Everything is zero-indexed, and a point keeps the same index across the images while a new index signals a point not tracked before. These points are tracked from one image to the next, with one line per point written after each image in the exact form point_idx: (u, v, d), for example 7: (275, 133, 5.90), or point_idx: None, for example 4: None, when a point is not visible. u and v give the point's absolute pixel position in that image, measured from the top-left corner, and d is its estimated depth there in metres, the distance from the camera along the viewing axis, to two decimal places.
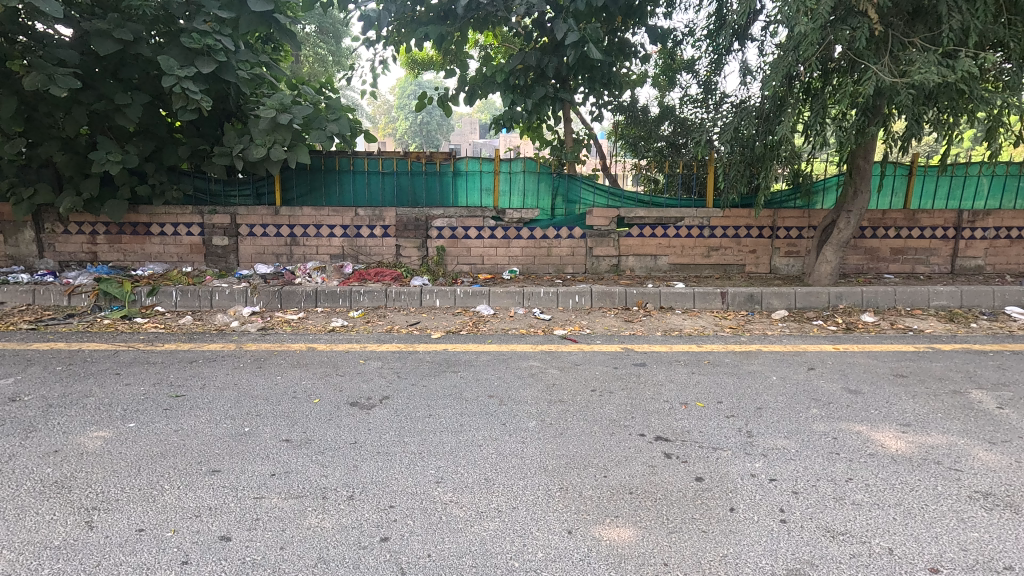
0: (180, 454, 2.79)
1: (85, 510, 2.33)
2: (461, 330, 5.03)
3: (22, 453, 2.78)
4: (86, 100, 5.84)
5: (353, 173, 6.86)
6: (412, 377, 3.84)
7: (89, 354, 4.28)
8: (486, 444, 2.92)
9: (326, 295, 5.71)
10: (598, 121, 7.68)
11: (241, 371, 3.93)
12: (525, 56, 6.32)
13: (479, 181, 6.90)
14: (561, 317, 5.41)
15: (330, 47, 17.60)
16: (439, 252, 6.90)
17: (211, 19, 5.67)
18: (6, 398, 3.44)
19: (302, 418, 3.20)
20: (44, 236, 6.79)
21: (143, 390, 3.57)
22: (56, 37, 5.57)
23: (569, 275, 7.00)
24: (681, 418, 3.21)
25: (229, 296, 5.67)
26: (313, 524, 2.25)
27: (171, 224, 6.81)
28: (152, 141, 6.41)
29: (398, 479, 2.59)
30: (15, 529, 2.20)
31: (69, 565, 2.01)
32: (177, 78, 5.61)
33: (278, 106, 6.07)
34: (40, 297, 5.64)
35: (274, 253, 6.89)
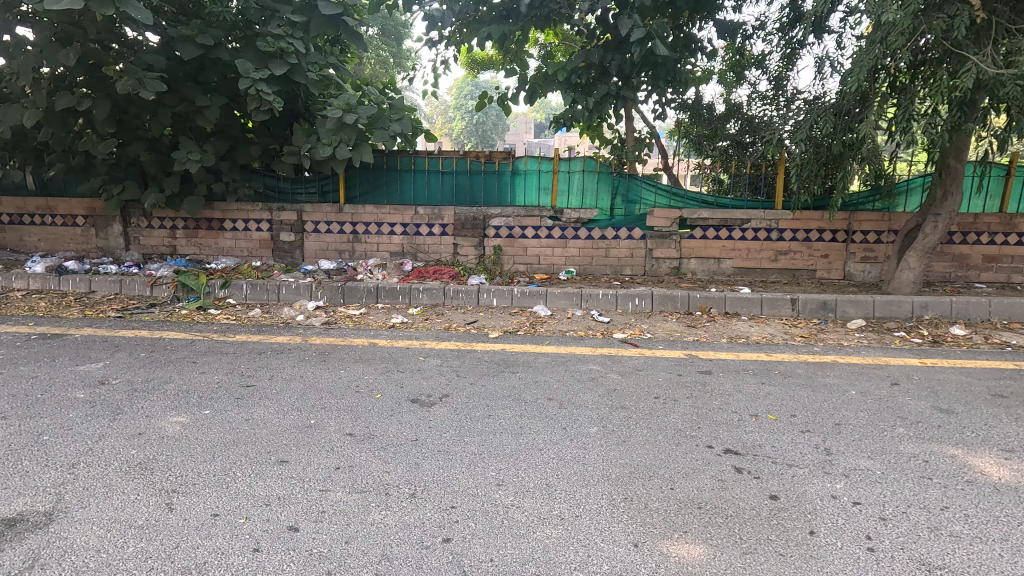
0: (250, 443, 2.88)
1: (165, 492, 2.44)
2: (519, 331, 5.00)
3: (110, 434, 2.96)
4: (170, 103, 6.20)
5: (413, 172, 6.97)
6: (472, 376, 3.85)
7: (169, 342, 4.52)
8: (546, 448, 2.87)
9: (386, 291, 5.82)
10: (661, 119, 7.50)
11: (307, 364, 4.05)
12: (588, 54, 6.23)
13: (538, 180, 6.85)
14: (621, 320, 5.29)
15: (391, 49, 18.16)
16: (496, 251, 6.90)
17: (284, 23, 5.94)
18: (96, 381, 3.69)
19: (364, 413, 3.25)
20: (130, 229, 7.27)
21: (217, 379, 3.74)
22: (144, 44, 5.95)
23: (628, 278, 6.84)
24: (751, 431, 3.05)
25: (295, 290, 5.87)
26: (376, 520, 2.27)
27: (243, 220, 7.12)
28: (227, 141, 6.74)
29: (459, 478, 2.58)
30: (104, 507, 2.33)
31: (151, 545, 2.11)
32: (253, 81, 5.88)
33: (345, 107, 6.29)
34: (126, 287, 6.04)
35: (337, 249, 7.08)
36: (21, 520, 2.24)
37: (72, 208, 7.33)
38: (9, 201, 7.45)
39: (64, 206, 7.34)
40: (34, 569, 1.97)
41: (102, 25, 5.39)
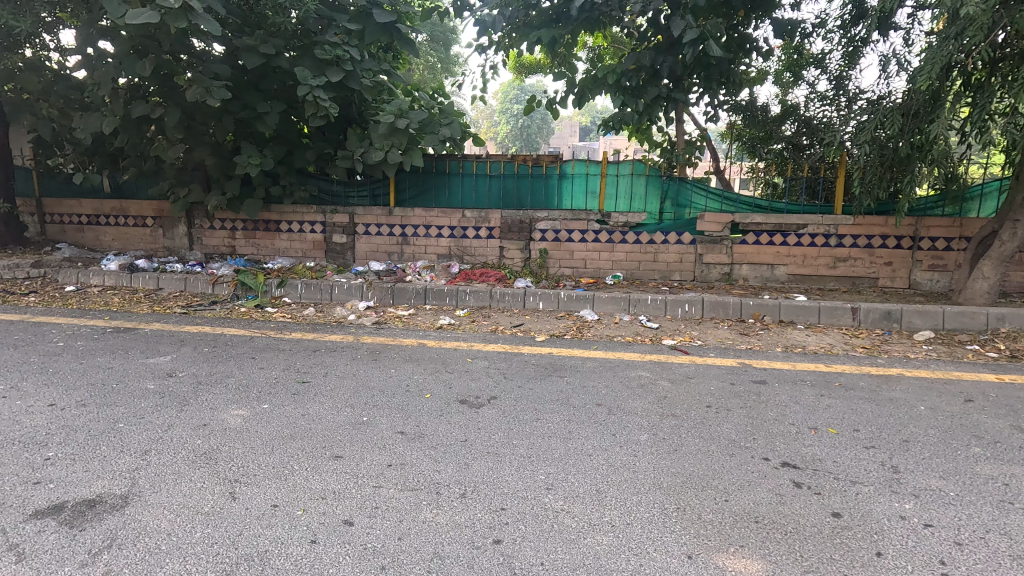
0: (306, 438, 2.98)
1: (229, 481, 2.55)
2: (565, 335, 4.97)
3: (178, 424, 3.11)
4: (234, 110, 6.50)
5: (461, 175, 7.05)
6: (519, 379, 3.85)
7: (229, 338, 4.73)
8: (596, 453, 2.84)
9: (434, 293, 5.92)
10: (713, 121, 7.34)
11: (358, 362, 4.15)
12: (639, 56, 6.11)
13: (585, 184, 6.82)
14: (670, 327, 5.18)
15: (440, 55, 18.54)
16: (541, 255, 6.90)
17: (341, 32, 6.20)
18: (165, 373, 3.90)
19: (415, 412, 3.31)
20: (194, 230, 7.66)
21: (275, 374, 3.89)
22: (211, 54, 6.27)
23: (676, 283, 6.69)
24: (810, 444, 2.93)
25: (347, 290, 6.04)
26: (428, 518, 2.30)
27: (298, 222, 7.38)
28: (284, 146, 7.02)
29: (508, 481, 2.59)
30: (174, 493, 2.46)
31: (217, 531, 2.20)
32: (311, 87, 6.12)
33: (397, 112, 6.46)
34: (190, 285, 6.36)
35: (387, 251, 7.25)
36: (100, 502, 2.39)
37: (143, 210, 7.78)
38: (87, 203, 7.98)
39: (135, 208, 7.80)
40: (112, 548, 2.10)
41: (174, 37, 5.71)
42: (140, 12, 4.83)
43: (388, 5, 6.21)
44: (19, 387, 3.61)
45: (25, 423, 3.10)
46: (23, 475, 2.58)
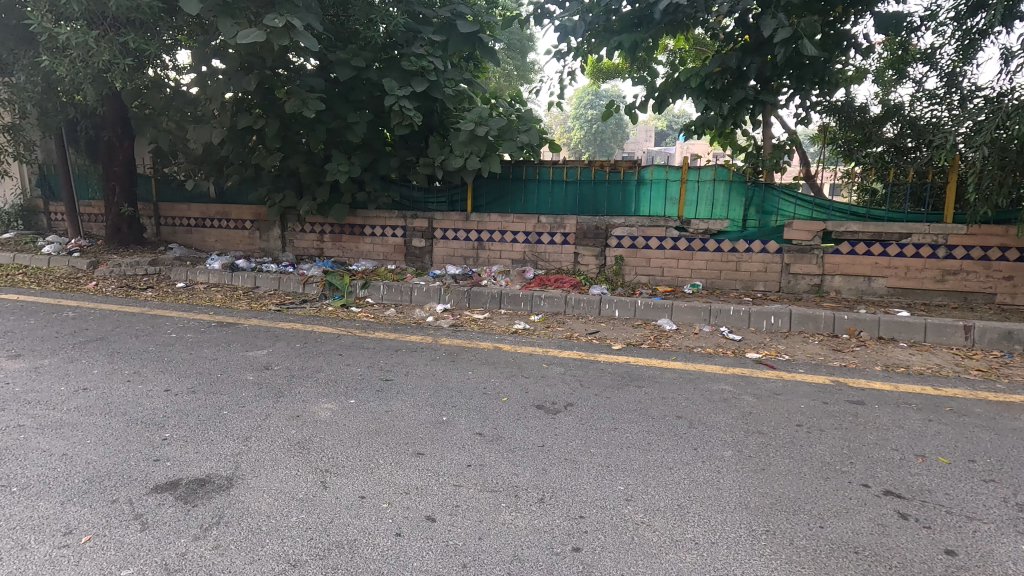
0: (390, 433, 3.10)
1: (320, 471, 2.70)
2: (642, 344, 4.86)
3: (274, 413, 3.34)
4: (326, 120, 6.90)
5: (538, 181, 7.10)
6: (596, 387, 3.80)
7: (319, 335, 5.02)
8: (677, 467, 2.76)
9: (509, 297, 5.98)
10: (805, 123, 6.94)
11: (438, 363, 4.28)
12: (725, 58, 5.86)
13: (664, 190, 6.66)
14: (754, 339, 4.95)
15: (516, 63, 18.93)
16: (617, 261, 6.80)
17: (426, 44, 6.54)
18: (262, 365, 4.20)
19: (493, 415, 3.36)
20: (287, 233, 8.18)
21: (360, 371, 4.08)
22: (307, 68, 6.69)
23: (760, 294, 6.38)
24: (917, 473, 2.69)
25: (426, 293, 6.24)
26: (507, 520, 2.33)
27: (380, 226, 7.70)
28: (370, 154, 7.36)
29: (586, 489, 2.56)
30: (272, 477, 2.64)
31: (310, 517, 2.34)
32: (397, 97, 6.41)
33: (477, 119, 6.65)
34: (283, 284, 6.80)
35: (463, 255, 7.41)
36: (209, 481, 2.60)
37: (243, 214, 8.42)
38: (196, 208, 8.74)
39: (236, 212, 8.45)
40: (220, 525, 2.28)
41: (277, 54, 6.15)
42: (249, 32, 5.22)
43: (470, 16, 6.59)
44: (140, 372, 4.02)
45: (146, 405, 3.44)
46: (145, 452, 2.87)
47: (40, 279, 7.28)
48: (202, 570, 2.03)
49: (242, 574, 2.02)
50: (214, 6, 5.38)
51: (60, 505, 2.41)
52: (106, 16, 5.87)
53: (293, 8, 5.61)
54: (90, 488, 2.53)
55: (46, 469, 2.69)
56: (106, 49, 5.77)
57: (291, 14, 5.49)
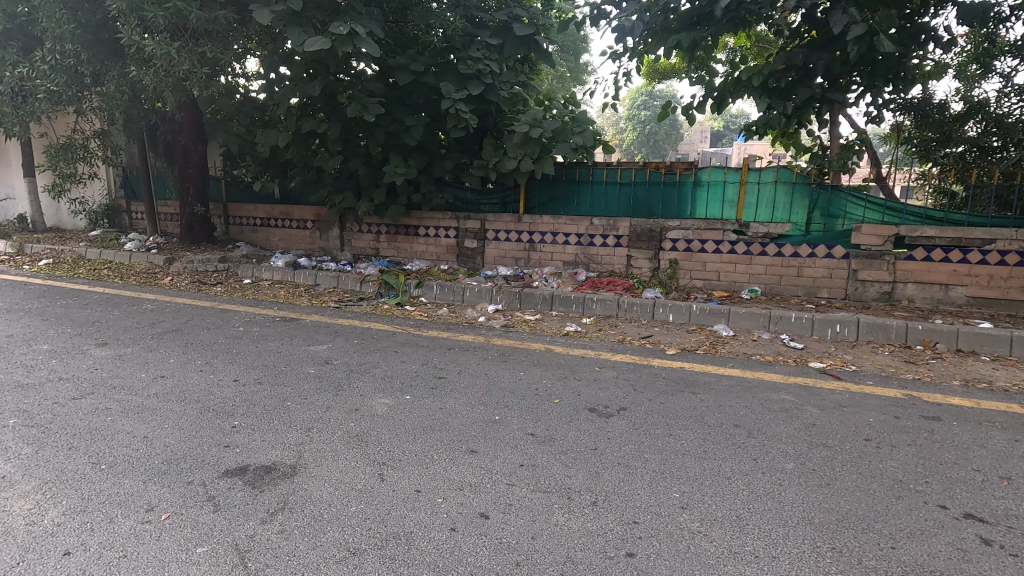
0: (443, 430, 3.16)
1: (377, 464, 2.79)
2: (698, 350, 4.74)
3: (334, 406, 3.47)
4: (385, 123, 7.10)
5: (591, 183, 7.05)
6: (649, 393, 3.73)
7: (375, 332, 5.17)
8: (735, 477, 2.68)
9: (561, 299, 5.98)
10: (876, 122, 6.60)
11: (490, 363, 4.32)
12: (790, 55, 5.63)
13: (722, 192, 6.48)
14: (818, 348, 4.73)
15: (570, 64, 18.91)
16: (671, 265, 6.65)
17: (483, 48, 6.68)
18: (323, 359, 4.37)
19: (545, 416, 3.36)
20: (345, 232, 8.47)
21: (414, 368, 4.18)
22: (368, 74, 6.92)
23: (824, 301, 6.09)
24: (1002, 496, 2.50)
25: (478, 293, 6.31)
26: (559, 522, 2.33)
27: (434, 227, 7.85)
28: (426, 156, 7.51)
29: (640, 495, 2.53)
30: (333, 468, 2.74)
31: (368, 507, 2.42)
32: (453, 101, 6.53)
33: (532, 121, 6.69)
34: (341, 282, 7.04)
35: (514, 256, 7.45)
36: (275, 469, 2.73)
37: (305, 214, 8.77)
38: (261, 208, 9.18)
39: (298, 212, 8.82)
40: (285, 511, 2.39)
41: (340, 60, 6.38)
42: (315, 40, 5.44)
43: (527, 19, 6.71)
44: (212, 362, 4.27)
45: (217, 394, 3.65)
46: (217, 438, 3.04)
47: (123, 274, 7.84)
48: (270, 552, 2.13)
49: (306, 558, 2.10)
50: (284, 17, 5.65)
51: (143, 483, 2.59)
52: (186, 29, 6.26)
53: (356, 16, 5.82)
54: (168, 469, 2.71)
55: (130, 450, 2.90)
56: (186, 59, 6.15)
57: (355, 21, 5.70)
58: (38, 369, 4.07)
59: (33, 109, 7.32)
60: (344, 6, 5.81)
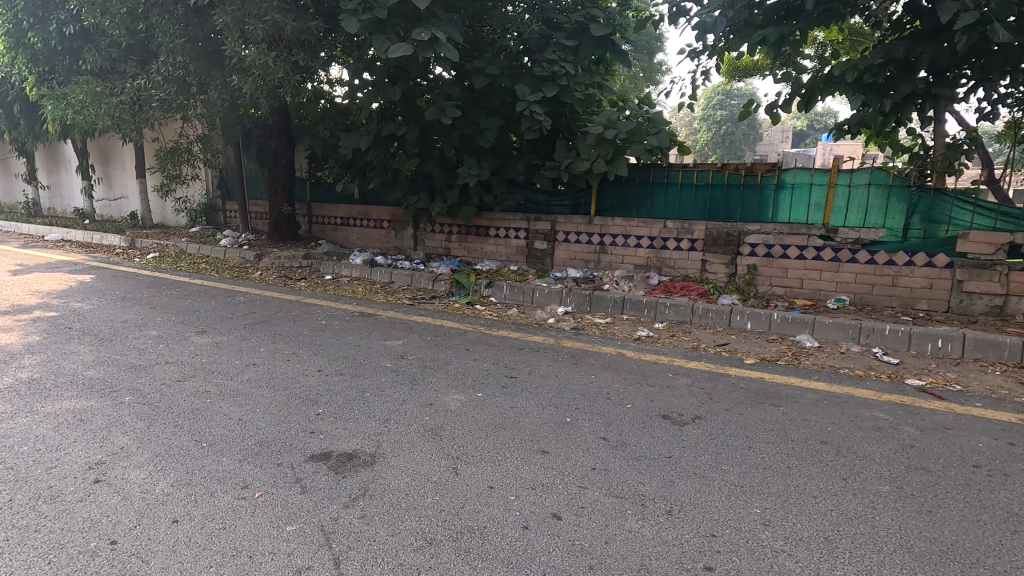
0: (515, 429, 3.19)
1: (452, 457, 2.86)
2: (779, 360, 4.51)
3: (410, 400, 3.58)
4: (461, 126, 7.26)
5: (665, 185, 6.88)
6: (726, 402, 3.60)
7: (447, 329, 5.30)
8: (823, 496, 2.53)
9: (632, 303, 5.87)
10: (989, 119, 6.02)
11: (561, 365, 4.31)
12: (890, 47, 5.22)
13: (808, 196, 6.14)
14: (915, 364, 4.37)
15: (644, 63, 18.57)
16: (750, 271, 6.36)
17: (559, 50, 6.70)
18: (399, 354, 4.53)
19: (617, 421, 3.31)
20: (419, 232, 8.72)
21: (486, 367, 4.24)
22: (446, 78, 7.09)
23: (922, 313, 5.61)
24: None
25: (548, 294, 6.32)
26: (633, 528, 2.29)
27: (504, 228, 7.92)
28: (498, 157, 7.61)
29: (719, 507, 2.44)
30: (410, 459, 2.83)
31: (443, 500, 2.48)
32: (528, 103, 6.57)
33: (606, 123, 6.63)
34: (415, 280, 7.27)
35: (584, 258, 7.39)
36: (356, 456, 2.86)
37: (381, 213, 9.12)
38: (342, 207, 9.63)
39: (375, 212, 9.19)
40: (365, 497, 2.50)
41: (420, 65, 6.59)
42: (398, 47, 5.65)
43: (603, 19, 6.69)
44: (298, 353, 4.54)
45: (303, 382, 3.88)
46: (303, 423, 3.22)
47: (218, 268, 8.48)
48: (353, 536, 2.23)
49: (386, 545, 2.19)
50: (370, 25, 5.90)
51: (239, 462, 2.79)
52: (281, 39, 6.68)
53: (437, 22, 6.00)
54: (261, 450, 2.91)
55: (227, 430, 3.13)
56: (281, 68, 6.56)
57: (436, 27, 5.87)
58: (148, 353, 4.48)
59: (148, 117, 8.07)
60: (426, 13, 6.01)
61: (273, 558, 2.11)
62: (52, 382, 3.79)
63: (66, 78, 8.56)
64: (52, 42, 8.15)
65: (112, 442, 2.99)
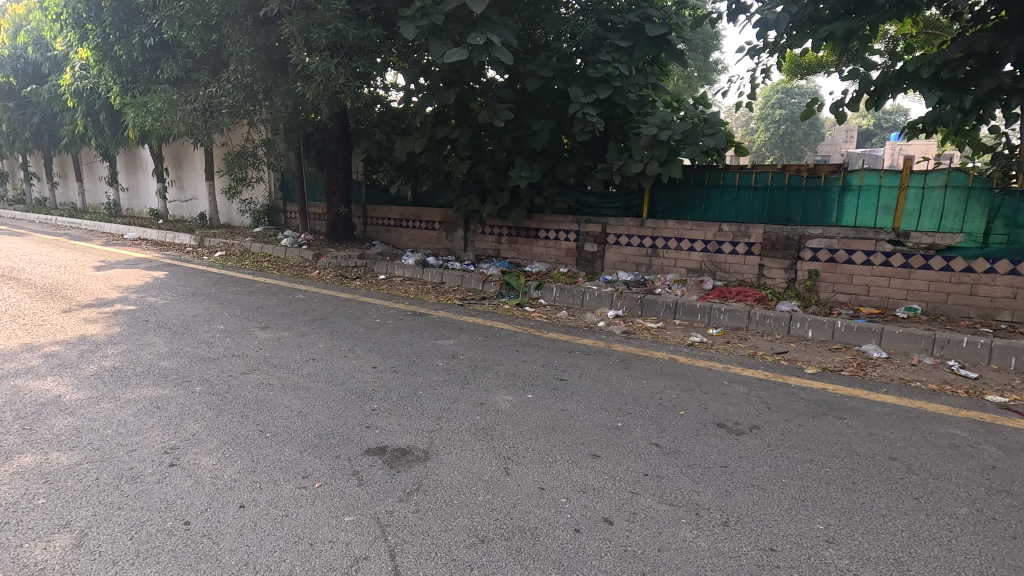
0: (566, 431, 3.18)
1: (503, 457, 2.88)
2: (842, 370, 4.31)
3: (462, 398, 3.64)
4: (513, 128, 7.31)
5: (721, 187, 6.68)
6: (786, 413, 3.46)
7: (497, 330, 5.34)
8: (892, 515, 2.40)
9: (685, 308, 5.75)
10: None
11: (611, 369, 4.27)
12: (971, 41, 4.87)
13: (876, 198, 5.82)
14: (997, 379, 4.08)
15: (698, 63, 18.16)
16: (811, 276, 6.10)
17: (612, 51, 6.67)
18: (450, 353, 4.61)
19: (669, 427, 3.25)
20: (470, 233, 8.83)
21: (536, 368, 4.25)
22: (499, 81, 7.16)
23: (1005, 325, 5.25)
24: None
25: (598, 297, 6.27)
26: (688, 537, 2.24)
27: (554, 230, 7.91)
28: (550, 160, 7.60)
29: (778, 521, 2.36)
30: (462, 457, 2.88)
31: (495, 499, 2.51)
32: (581, 105, 6.54)
33: (660, 123, 6.48)
34: (465, 281, 7.36)
35: (635, 261, 7.29)
36: (410, 452, 2.93)
37: (433, 215, 9.29)
38: (395, 209, 9.86)
39: (428, 214, 9.37)
40: (419, 492, 2.56)
41: (474, 69, 6.69)
42: (453, 52, 5.74)
43: (659, 19, 6.62)
44: (354, 350, 4.68)
45: (359, 378, 4.01)
46: (359, 418, 3.33)
47: (280, 266, 8.86)
48: (407, 529, 2.29)
49: (440, 540, 2.23)
50: (427, 30, 6.03)
51: (300, 452, 2.92)
52: (342, 47, 6.93)
53: (492, 26, 6.06)
54: (320, 442, 3.02)
55: (289, 422, 3.27)
56: (341, 74, 6.80)
57: (491, 31, 5.94)
58: (216, 346, 4.74)
59: (218, 122, 8.53)
60: (481, 18, 6.08)
61: (332, 547, 2.19)
62: (132, 371, 4.07)
63: (146, 87, 9.17)
64: (135, 54, 8.75)
65: (185, 428, 3.18)
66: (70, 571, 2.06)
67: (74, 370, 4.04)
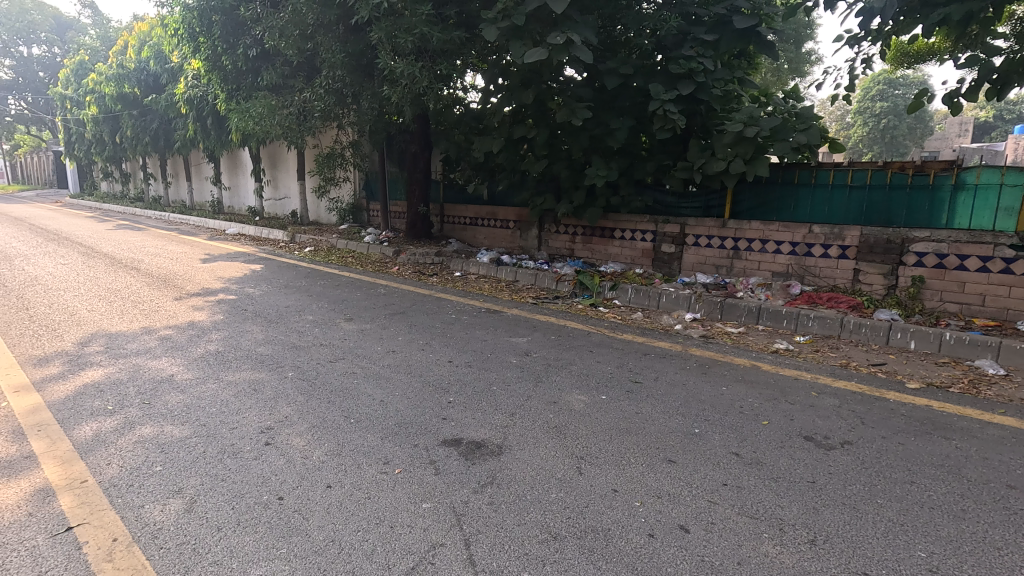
0: (640, 434, 3.13)
1: (576, 457, 2.88)
2: (950, 387, 3.93)
3: (535, 396, 3.66)
4: (591, 127, 7.24)
5: (812, 186, 6.30)
6: (883, 429, 3.21)
7: (571, 330, 5.32)
8: (1010, 550, 2.16)
9: (770, 313, 5.47)
10: None
11: (688, 373, 4.13)
12: None
13: (995, 199, 5.27)
14: None
15: (790, 53, 17.17)
16: (915, 283, 5.61)
17: (696, 45, 6.46)
18: (524, 351, 4.66)
19: (751, 437, 3.11)
20: (544, 233, 8.85)
21: (610, 370, 4.20)
22: (577, 80, 7.12)
23: None
24: None
25: (675, 299, 6.10)
26: (770, 553, 2.14)
27: (630, 230, 7.76)
28: (627, 158, 7.47)
29: (873, 544, 2.20)
30: (534, 454, 2.90)
31: (569, 497, 2.51)
32: (662, 102, 6.42)
33: (746, 120, 6.21)
34: (539, 280, 7.39)
35: (716, 263, 7.02)
36: (484, 446, 2.99)
37: (508, 214, 9.40)
38: (472, 208, 10.06)
39: (503, 213, 9.49)
40: (492, 485, 2.61)
41: (553, 68, 6.69)
42: (533, 51, 5.78)
43: (748, 10, 6.30)
44: (431, 343, 4.83)
45: (436, 371, 4.13)
46: (436, 410, 3.44)
47: (362, 262, 9.31)
48: (482, 520, 2.34)
49: (512, 533, 2.27)
50: (508, 31, 6.11)
51: (381, 439, 3.06)
52: (426, 50, 7.16)
53: (572, 24, 6.04)
54: (400, 431, 3.15)
55: (371, 409, 3.44)
56: (425, 77, 7.04)
57: (571, 30, 5.92)
58: (306, 335, 5.06)
59: (311, 125, 9.08)
60: (561, 17, 6.08)
61: (410, 531, 2.29)
62: (232, 355, 4.43)
63: (249, 93, 9.92)
64: (240, 63, 9.48)
65: (279, 411, 3.42)
66: (182, 533, 2.29)
67: (184, 352, 4.46)
